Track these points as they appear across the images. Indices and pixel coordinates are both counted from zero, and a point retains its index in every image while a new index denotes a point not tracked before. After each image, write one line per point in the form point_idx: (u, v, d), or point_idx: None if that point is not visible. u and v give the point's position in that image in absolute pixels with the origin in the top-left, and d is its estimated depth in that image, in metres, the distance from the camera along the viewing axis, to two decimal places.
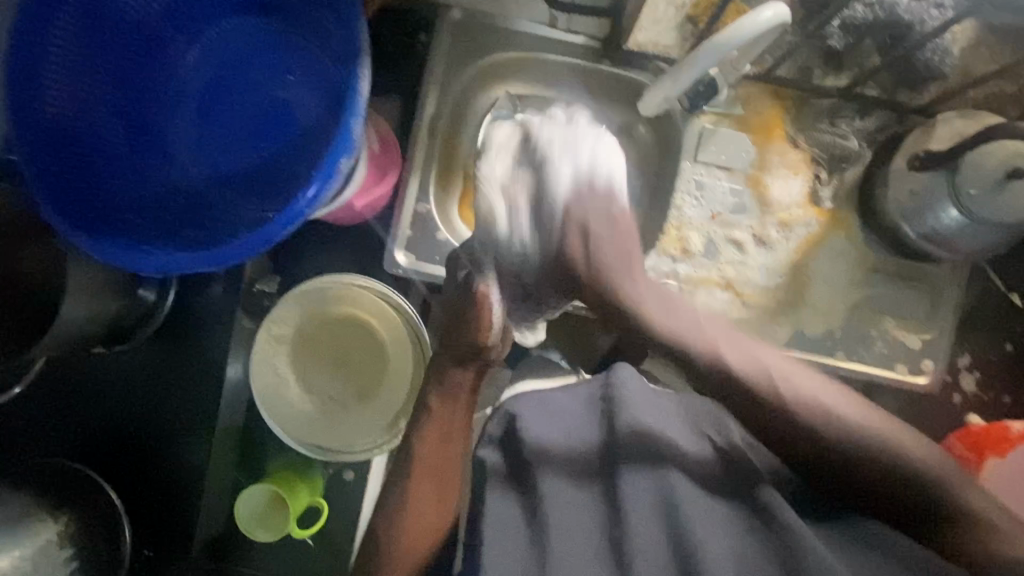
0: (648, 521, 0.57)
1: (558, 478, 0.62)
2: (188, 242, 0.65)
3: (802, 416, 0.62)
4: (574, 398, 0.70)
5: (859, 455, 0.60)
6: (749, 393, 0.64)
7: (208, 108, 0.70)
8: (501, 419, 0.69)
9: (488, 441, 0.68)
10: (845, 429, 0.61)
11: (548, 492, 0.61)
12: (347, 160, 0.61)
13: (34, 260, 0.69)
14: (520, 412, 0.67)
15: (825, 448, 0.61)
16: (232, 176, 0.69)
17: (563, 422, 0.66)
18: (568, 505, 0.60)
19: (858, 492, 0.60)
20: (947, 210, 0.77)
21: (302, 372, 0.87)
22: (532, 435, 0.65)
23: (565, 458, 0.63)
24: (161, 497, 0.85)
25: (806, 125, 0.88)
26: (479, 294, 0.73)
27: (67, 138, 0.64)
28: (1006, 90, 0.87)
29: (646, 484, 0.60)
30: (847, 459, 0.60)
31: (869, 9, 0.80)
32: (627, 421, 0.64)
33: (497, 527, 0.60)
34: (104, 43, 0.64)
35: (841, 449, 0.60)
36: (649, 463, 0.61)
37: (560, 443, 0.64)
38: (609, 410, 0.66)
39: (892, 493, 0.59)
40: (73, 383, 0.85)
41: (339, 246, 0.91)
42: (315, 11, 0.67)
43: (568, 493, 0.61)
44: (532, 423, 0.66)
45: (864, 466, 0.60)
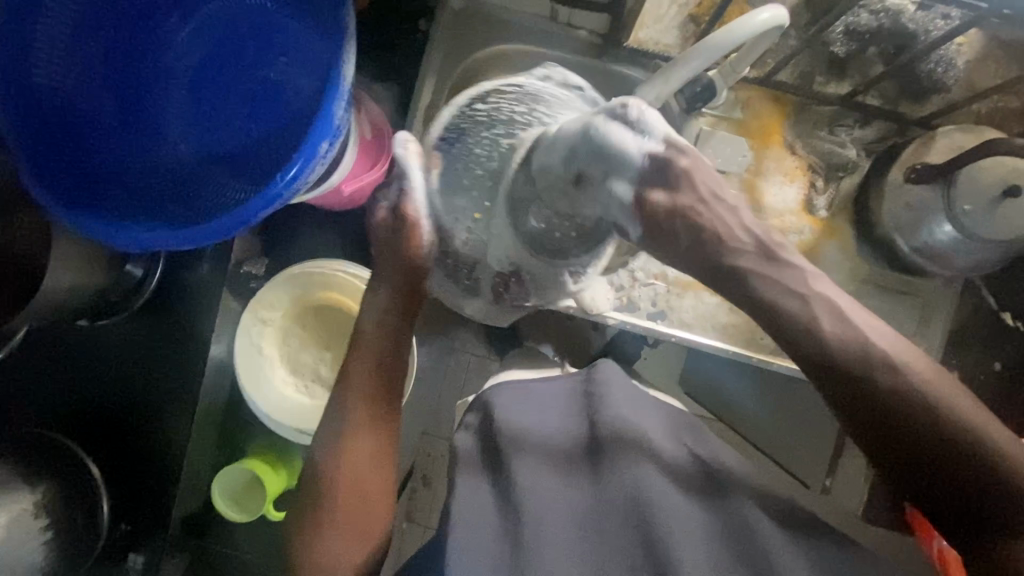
0: (623, 523, 0.58)
1: (538, 471, 0.62)
2: (169, 217, 0.65)
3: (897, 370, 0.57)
4: (554, 388, 0.71)
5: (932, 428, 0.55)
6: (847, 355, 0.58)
7: (200, 83, 0.70)
8: (478, 409, 0.71)
9: (465, 428, 0.70)
10: (922, 393, 0.56)
11: (531, 484, 0.61)
12: (330, 143, 0.61)
13: (19, 231, 0.69)
14: (495, 399, 0.69)
15: (889, 398, 0.56)
16: (218, 155, 0.69)
17: (540, 413, 0.67)
18: (544, 498, 0.60)
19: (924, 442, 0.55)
20: (941, 225, 0.77)
21: (288, 354, 0.88)
22: (513, 437, 0.64)
23: (543, 450, 0.64)
24: (140, 473, 0.86)
25: (805, 133, 0.87)
26: (405, 217, 0.71)
27: (54, 108, 0.63)
28: (1009, 105, 0.85)
29: (648, 476, 0.60)
30: (911, 418, 0.56)
31: (874, 16, 0.79)
32: (614, 417, 0.64)
33: (470, 526, 0.60)
34: (96, 14, 0.64)
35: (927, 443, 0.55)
36: (637, 464, 0.61)
37: (538, 433, 0.65)
38: (593, 409, 0.66)
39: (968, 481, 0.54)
40: (58, 355, 0.85)
41: (329, 232, 0.91)
42: None
43: (549, 489, 0.61)
44: (506, 404, 0.68)
45: (919, 423, 0.56)
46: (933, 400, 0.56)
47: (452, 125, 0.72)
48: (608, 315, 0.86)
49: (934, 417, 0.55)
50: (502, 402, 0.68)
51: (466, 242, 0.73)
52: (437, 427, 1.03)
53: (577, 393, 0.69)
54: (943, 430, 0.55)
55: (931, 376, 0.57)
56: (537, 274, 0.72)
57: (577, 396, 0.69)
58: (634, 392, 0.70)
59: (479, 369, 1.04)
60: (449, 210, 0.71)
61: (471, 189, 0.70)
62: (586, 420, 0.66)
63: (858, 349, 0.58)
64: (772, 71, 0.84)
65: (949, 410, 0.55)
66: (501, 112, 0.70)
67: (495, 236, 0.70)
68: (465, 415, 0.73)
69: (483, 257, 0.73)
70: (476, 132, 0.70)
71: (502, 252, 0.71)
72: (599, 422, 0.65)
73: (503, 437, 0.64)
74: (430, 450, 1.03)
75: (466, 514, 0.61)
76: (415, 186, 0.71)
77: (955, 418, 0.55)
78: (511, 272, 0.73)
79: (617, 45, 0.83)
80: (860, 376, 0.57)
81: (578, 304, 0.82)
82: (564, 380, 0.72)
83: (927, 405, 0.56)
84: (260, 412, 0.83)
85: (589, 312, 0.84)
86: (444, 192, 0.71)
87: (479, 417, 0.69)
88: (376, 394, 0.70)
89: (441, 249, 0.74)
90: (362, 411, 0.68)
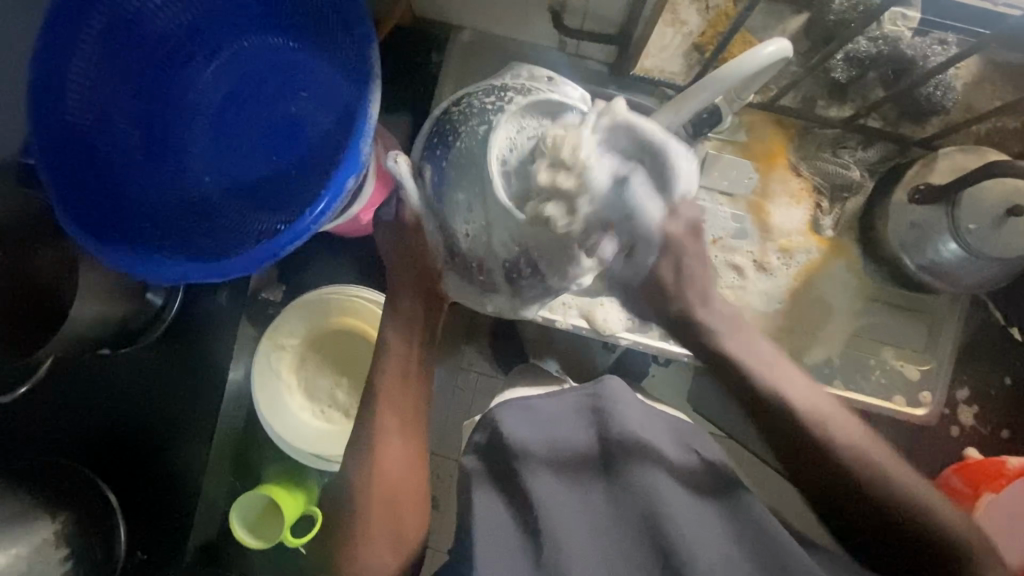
0: (634, 536, 0.61)
1: (552, 486, 0.63)
2: (197, 250, 0.67)
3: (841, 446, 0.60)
4: (560, 403, 0.69)
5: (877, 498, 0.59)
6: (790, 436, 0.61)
7: (224, 120, 0.73)
8: (486, 427, 0.69)
9: (474, 448, 0.69)
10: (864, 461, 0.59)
11: (547, 507, 0.62)
12: (354, 178, 0.63)
13: (45, 262, 0.71)
14: (503, 418, 0.67)
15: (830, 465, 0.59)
16: (243, 187, 0.71)
17: (549, 431, 0.66)
18: (560, 515, 0.62)
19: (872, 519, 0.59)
20: (946, 243, 0.78)
21: (304, 380, 0.89)
22: (521, 447, 0.65)
23: (551, 466, 0.65)
24: (158, 501, 0.86)
25: (808, 155, 0.90)
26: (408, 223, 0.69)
27: (85, 144, 0.65)
28: (1007, 126, 0.87)
29: (662, 488, 0.62)
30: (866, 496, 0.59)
31: (873, 43, 0.82)
32: (625, 432, 0.65)
33: (490, 543, 0.62)
34: (128, 54, 0.66)
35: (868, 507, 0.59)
36: (649, 480, 0.62)
37: (545, 449, 0.65)
38: (605, 426, 0.66)
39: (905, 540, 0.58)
40: (77, 384, 0.86)
41: (344, 257, 0.92)
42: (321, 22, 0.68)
43: (565, 506, 0.62)
44: (514, 425, 0.66)
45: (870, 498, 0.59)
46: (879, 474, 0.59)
47: (432, 132, 0.68)
48: (620, 336, 0.88)
49: (890, 496, 0.59)
50: (511, 425, 0.66)
51: (467, 236, 0.65)
52: (449, 448, 1.04)
53: (586, 407, 0.68)
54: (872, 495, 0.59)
55: (846, 429, 0.61)
56: (548, 250, 0.60)
57: (586, 410, 0.68)
58: (642, 405, 0.70)
59: (491, 389, 1.04)
60: (450, 206, 0.65)
61: (461, 182, 0.63)
62: (595, 434, 0.66)
63: (820, 435, 0.60)
64: (775, 96, 0.87)
65: (906, 495, 0.59)
66: (476, 107, 0.65)
67: (494, 221, 0.61)
68: (472, 435, 0.71)
69: (489, 250, 0.64)
70: (459, 127, 0.65)
71: (506, 240, 0.61)
72: (611, 438, 0.65)
73: (518, 461, 0.65)
74: (442, 471, 1.03)
75: (489, 532, 0.63)
76: (410, 192, 0.68)
77: (908, 494, 0.59)
78: (520, 260, 0.63)
79: (625, 73, 0.86)
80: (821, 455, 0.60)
81: (590, 323, 0.86)
82: (571, 395, 0.69)
83: (884, 481, 0.59)
84: (275, 434, 0.84)
85: (602, 332, 0.87)
86: (435, 187, 0.66)
87: (488, 437, 0.68)
88: (403, 398, 0.70)
89: (446, 245, 0.68)
90: (383, 435, 0.67)
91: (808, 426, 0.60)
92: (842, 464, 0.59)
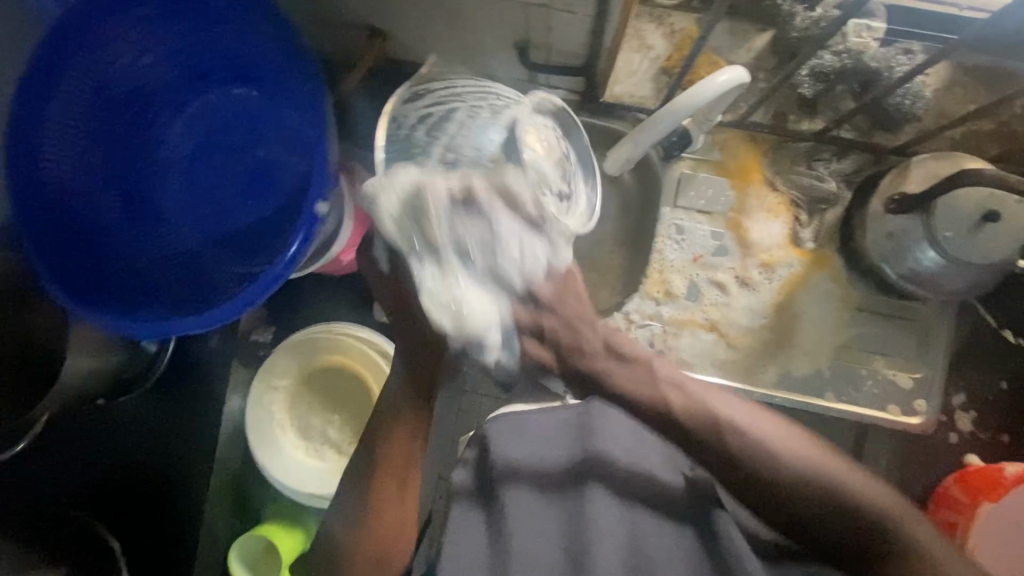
0: (609, 554, 0.60)
1: (529, 500, 0.64)
2: (179, 302, 0.70)
3: (788, 452, 0.58)
4: (554, 419, 0.68)
5: (827, 507, 0.57)
6: (712, 458, 0.58)
7: (196, 170, 0.75)
8: (475, 443, 0.69)
9: (462, 465, 0.68)
10: (810, 468, 0.57)
11: (524, 519, 0.62)
12: (320, 224, 0.65)
13: (36, 321, 0.73)
14: (491, 434, 0.67)
15: (768, 480, 0.57)
16: (220, 235, 0.73)
17: (535, 446, 0.66)
18: (529, 527, 0.62)
19: (804, 519, 0.58)
20: (925, 251, 0.78)
21: (297, 419, 0.90)
22: (507, 466, 0.65)
23: (536, 479, 0.65)
24: (159, 544, 0.88)
25: (784, 168, 0.90)
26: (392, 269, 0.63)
27: (62, 208, 0.68)
28: (983, 128, 0.87)
29: (639, 506, 0.64)
30: (829, 517, 0.57)
31: (837, 57, 0.82)
32: (607, 452, 0.66)
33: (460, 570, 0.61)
34: (97, 117, 0.68)
35: (799, 501, 0.57)
36: (623, 500, 0.64)
37: (530, 464, 0.65)
38: (588, 445, 0.66)
39: (852, 539, 0.57)
40: (78, 435, 0.88)
41: (332, 294, 0.93)
42: (275, 70, 0.69)
43: (536, 508, 0.63)
44: (502, 443, 0.66)
45: (812, 497, 0.57)
46: (821, 474, 0.57)
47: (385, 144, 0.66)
48: None
49: (835, 501, 0.57)
50: (503, 443, 0.66)
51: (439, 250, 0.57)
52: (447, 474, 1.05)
53: (574, 426, 0.68)
54: (810, 490, 0.57)
55: (790, 443, 0.58)
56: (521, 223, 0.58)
57: (574, 428, 0.68)
58: (634, 423, 0.69)
59: (487, 415, 1.05)
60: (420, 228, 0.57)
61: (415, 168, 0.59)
62: (580, 453, 0.66)
63: (766, 457, 0.57)
64: (746, 114, 0.87)
65: (867, 502, 0.57)
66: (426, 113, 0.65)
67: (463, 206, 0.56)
68: (465, 449, 0.71)
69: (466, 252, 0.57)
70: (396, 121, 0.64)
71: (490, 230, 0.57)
72: (592, 458, 0.65)
73: (502, 481, 0.64)
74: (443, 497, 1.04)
75: (457, 542, 0.62)
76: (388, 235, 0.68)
77: (870, 501, 0.57)
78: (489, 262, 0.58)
79: (595, 101, 0.87)
80: (749, 458, 0.57)
81: None
82: (566, 410, 0.68)
83: (827, 493, 0.57)
84: (269, 476, 0.85)
85: None
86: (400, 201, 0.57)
87: (475, 457, 0.68)
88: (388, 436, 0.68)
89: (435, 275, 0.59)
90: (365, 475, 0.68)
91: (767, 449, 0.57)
92: (790, 480, 0.57)
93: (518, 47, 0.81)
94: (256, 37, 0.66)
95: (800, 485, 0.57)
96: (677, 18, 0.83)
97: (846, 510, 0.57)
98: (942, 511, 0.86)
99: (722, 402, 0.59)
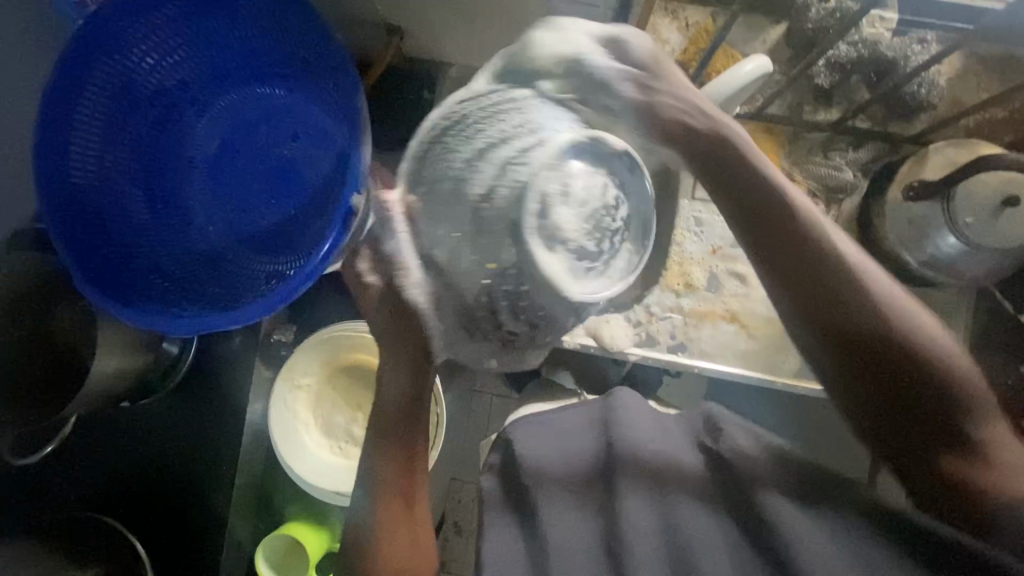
0: (648, 540, 0.63)
1: (559, 495, 0.66)
2: (210, 300, 0.70)
3: (903, 319, 0.57)
4: (572, 416, 0.72)
5: (929, 380, 0.57)
6: (833, 315, 0.58)
7: (220, 168, 0.74)
8: (498, 446, 0.72)
9: (489, 469, 0.71)
10: (924, 341, 0.57)
11: (551, 507, 0.66)
12: (352, 221, 0.65)
13: (62, 323, 0.73)
14: (514, 435, 0.70)
15: (878, 329, 0.57)
16: (248, 235, 0.73)
17: (558, 443, 0.69)
18: (563, 519, 0.65)
19: (894, 397, 0.58)
20: (945, 237, 0.78)
21: (320, 418, 0.90)
22: (534, 463, 0.68)
23: (564, 474, 0.67)
24: (185, 546, 0.88)
25: (800, 159, 0.91)
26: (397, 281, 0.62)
27: (91, 207, 0.67)
28: (996, 116, 0.88)
29: (671, 491, 0.65)
30: (926, 377, 0.57)
31: (853, 47, 0.83)
32: (632, 439, 0.67)
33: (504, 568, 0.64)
34: (125, 116, 0.68)
35: (899, 365, 0.57)
36: (654, 485, 0.65)
37: (556, 460, 0.68)
38: (611, 436, 0.68)
39: (919, 407, 0.58)
40: (101, 438, 0.88)
41: (353, 292, 0.93)
42: (304, 68, 0.69)
43: (567, 503, 0.66)
44: (525, 443, 0.69)
45: (914, 372, 0.57)
46: (922, 349, 0.57)
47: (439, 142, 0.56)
48: (629, 351, 0.87)
49: (920, 369, 0.57)
50: (524, 442, 0.69)
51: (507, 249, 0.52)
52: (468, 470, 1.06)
53: (592, 419, 0.71)
54: (909, 358, 0.57)
55: (894, 307, 0.57)
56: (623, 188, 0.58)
57: (595, 422, 0.71)
58: (653, 414, 0.72)
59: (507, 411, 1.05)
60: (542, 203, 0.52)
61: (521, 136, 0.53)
62: (603, 444, 0.69)
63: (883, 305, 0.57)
64: (762, 106, 0.88)
65: (959, 373, 0.57)
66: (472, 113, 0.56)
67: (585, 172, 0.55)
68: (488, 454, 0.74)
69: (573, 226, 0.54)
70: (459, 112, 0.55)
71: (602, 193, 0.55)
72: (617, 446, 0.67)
73: (524, 474, 0.67)
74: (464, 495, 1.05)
75: None
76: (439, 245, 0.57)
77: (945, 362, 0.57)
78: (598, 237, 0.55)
79: None
80: (886, 326, 0.57)
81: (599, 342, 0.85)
82: (581, 408, 0.72)
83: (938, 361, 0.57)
84: (296, 475, 0.83)
85: (611, 350, 0.86)
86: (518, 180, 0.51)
87: (503, 453, 0.71)
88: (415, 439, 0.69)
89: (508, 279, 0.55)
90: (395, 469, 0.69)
91: (888, 309, 0.57)
92: (897, 332, 0.57)
93: None
94: (291, 38, 0.68)
95: (921, 355, 0.57)
96: (691, 13, 0.87)
97: (923, 378, 0.57)
98: None
99: (865, 268, 0.58)
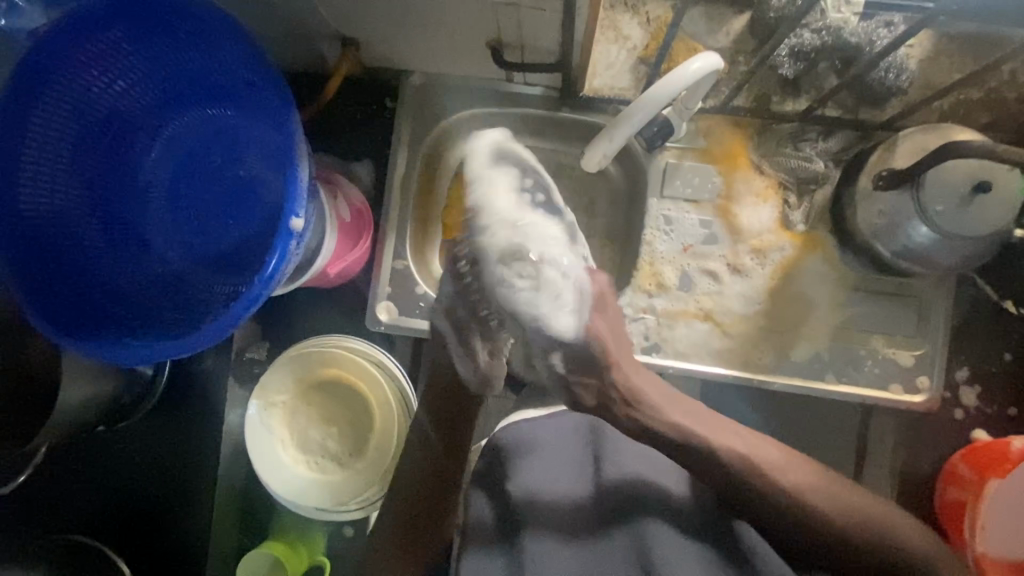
0: (623, 552, 0.62)
1: (545, 499, 0.63)
2: (165, 326, 0.69)
3: (820, 504, 0.64)
4: (558, 425, 0.70)
5: (856, 546, 0.64)
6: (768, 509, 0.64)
7: (177, 193, 0.76)
8: (488, 453, 0.69)
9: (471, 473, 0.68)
10: (850, 519, 0.64)
11: (537, 511, 0.62)
12: (298, 240, 0.64)
13: (31, 351, 0.74)
14: (506, 443, 0.68)
15: (805, 510, 0.64)
16: (206, 256, 0.74)
17: (551, 452, 0.68)
18: (550, 526, 0.62)
19: (823, 550, 0.65)
20: (917, 228, 0.76)
21: (296, 432, 0.89)
22: (522, 471, 0.66)
23: (551, 483, 0.65)
24: (170, 564, 0.89)
25: (770, 151, 0.89)
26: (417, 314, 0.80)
27: (45, 239, 0.68)
28: (969, 97, 0.85)
29: (653, 499, 0.64)
30: (852, 547, 0.64)
31: (817, 35, 0.81)
32: (616, 449, 0.68)
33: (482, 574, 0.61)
34: (73, 145, 0.68)
35: (825, 538, 0.64)
36: (637, 495, 0.64)
37: (545, 469, 0.66)
38: (600, 448, 0.68)
39: (852, 563, 0.64)
40: (83, 460, 0.89)
41: (323, 305, 0.93)
42: (245, 89, 0.69)
43: (554, 510, 0.63)
44: (517, 449, 0.67)
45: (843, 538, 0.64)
46: (852, 526, 0.64)
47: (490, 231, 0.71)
48: None
49: (853, 538, 0.64)
50: (517, 450, 0.67)
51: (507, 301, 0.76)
52: None
53: (584, 431, 0.70)
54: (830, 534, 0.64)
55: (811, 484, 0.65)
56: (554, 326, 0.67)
57: (584, 434, 0.70)
58: (637, 427, 0.72)
59: None
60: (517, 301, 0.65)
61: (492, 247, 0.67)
62: (591, 456, 0.68)
63: (809, 491, 0.65)
64: (727, 99, 0.86)
65: (892, 543, 0.64)
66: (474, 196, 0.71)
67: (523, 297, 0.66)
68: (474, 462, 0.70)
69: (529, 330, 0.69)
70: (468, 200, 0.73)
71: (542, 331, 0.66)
72: (603, 457, 0.67)
73: (510, 483, 0.65)
74: None
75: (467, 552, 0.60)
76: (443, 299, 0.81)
77: (883, 540, 0.64)
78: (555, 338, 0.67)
79: (574, 95, 0.86)
80: (804, 508, 0.64)
81: None
82: (572, 418, 0.71)
83: (858, 528, 0.64)
84: (275, 493, 0.85)
85: None
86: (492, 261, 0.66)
87: (487, 463, 0.68)
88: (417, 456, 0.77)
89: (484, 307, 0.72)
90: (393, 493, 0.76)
91: (813, 489, 0.65)
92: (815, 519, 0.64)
93: (490, 46, 0.79)
94: (225, 56, 0.66)
95: (842, 530, 0.64)
96: (651, 6, 0.84)
97: (854, 545, 0.64)
98: (951, 488, 0.86)
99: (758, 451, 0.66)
